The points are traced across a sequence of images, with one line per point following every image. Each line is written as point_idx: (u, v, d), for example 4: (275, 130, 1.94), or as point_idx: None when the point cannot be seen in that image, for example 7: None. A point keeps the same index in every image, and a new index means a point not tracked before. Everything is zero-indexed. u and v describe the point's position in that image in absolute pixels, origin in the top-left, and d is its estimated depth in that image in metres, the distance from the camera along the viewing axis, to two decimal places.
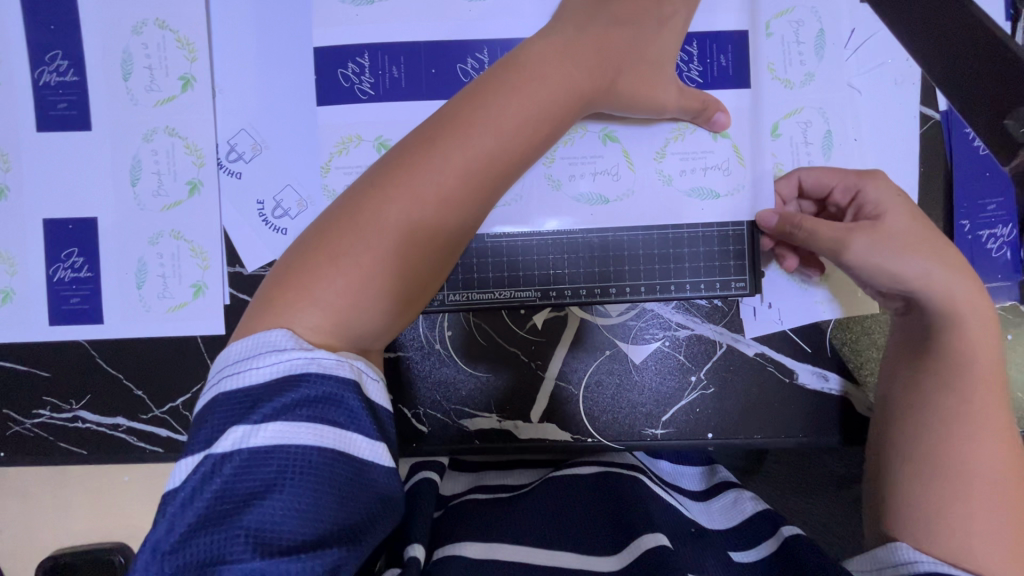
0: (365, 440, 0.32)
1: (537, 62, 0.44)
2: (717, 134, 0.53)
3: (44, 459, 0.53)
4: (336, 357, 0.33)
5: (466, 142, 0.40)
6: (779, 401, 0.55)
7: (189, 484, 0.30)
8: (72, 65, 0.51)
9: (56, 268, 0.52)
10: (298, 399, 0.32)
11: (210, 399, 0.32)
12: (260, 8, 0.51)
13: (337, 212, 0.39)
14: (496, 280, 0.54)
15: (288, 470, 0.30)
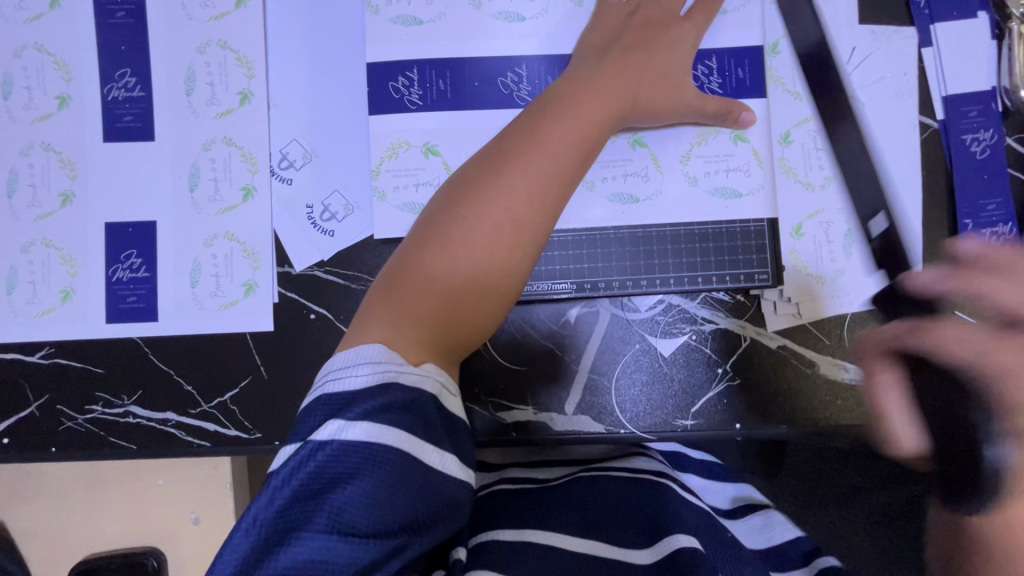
0: (439, 451, 0.36)
1: (580, 97, 0.49)
2: (736, 138, 0.57)
3: (94, 454, 0.55)
4: (420, 372, 0.37)
5: (519, 172, 0.45)
6: (803, 396, 0.58)
7: (287, 465, 0.34)
8: (140, 81, 0.55)
9: (115, 268, 0.55)
10: (385, 404, 0.35)
11: (314, 396, 0.37)
12: (317, 31, 0.56)
13: (419, 236, 0.44)
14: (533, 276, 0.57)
15: (371, 466, 0.34)
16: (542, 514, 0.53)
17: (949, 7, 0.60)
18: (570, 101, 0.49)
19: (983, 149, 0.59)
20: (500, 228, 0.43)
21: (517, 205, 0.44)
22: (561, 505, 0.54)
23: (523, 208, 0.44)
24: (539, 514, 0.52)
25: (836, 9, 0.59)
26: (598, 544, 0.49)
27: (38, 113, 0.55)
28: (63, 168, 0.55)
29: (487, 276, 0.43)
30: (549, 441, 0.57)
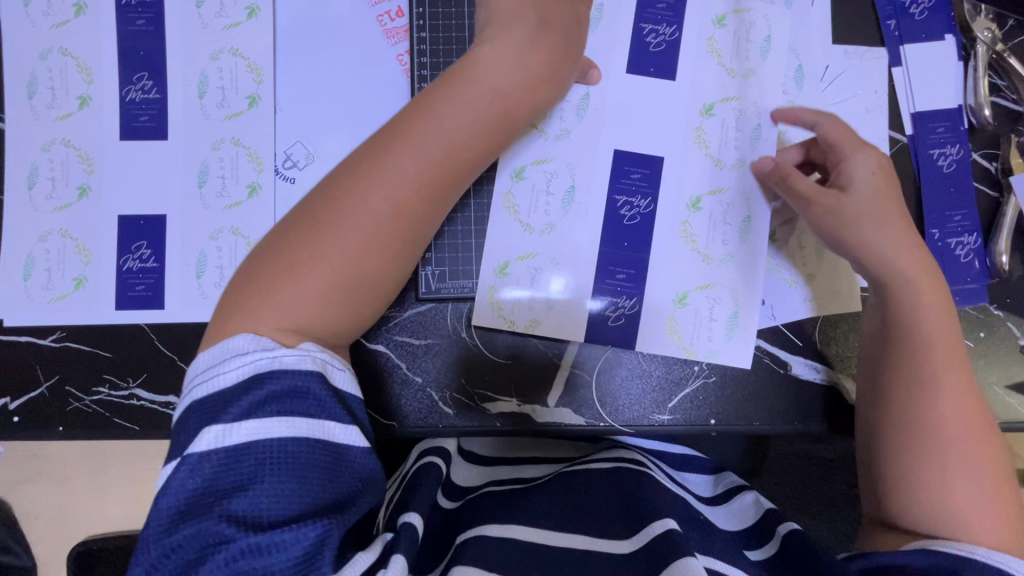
0: (337, 426, 0.41)
1: (468, 84, 0.49)
2: (706, 110, 0.62)
3: (101, 433, 0.57)
4: (296, 354, 0.41)
5: (394, 171, 0.46)
6: (776, 394, 0.60)
7: (179, 477, 0.38)
8: (156, 84, 0.59)
9: (126, 258, 0.58)
10: (266, 395, 0.40)
11: (187, 405, 0.40)
12: (324, 42, 0.61)
13: (297, 223, 0.46)
14: (609, 301, 0.60)
15: (267, 460, 0.39)
16: (526, 508, 0.56)
17: (918, 29, 0.64)
18: (463, 87, 0.49)
19: (949, 164, 0.63)
20: (372, 224, 0.45)
21: (388, 202, 0.46)
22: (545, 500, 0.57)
23: (401, 203, 0.46)
24: (523, 508, 0.56)
25: (811, 31, 0.63)
26: (581, 534, 0.53)
27: (60, 112, 0.59)
28: (81, 164, 0.59)
29: (362, 266, 0.45)
30: (534, 431, 0.59)
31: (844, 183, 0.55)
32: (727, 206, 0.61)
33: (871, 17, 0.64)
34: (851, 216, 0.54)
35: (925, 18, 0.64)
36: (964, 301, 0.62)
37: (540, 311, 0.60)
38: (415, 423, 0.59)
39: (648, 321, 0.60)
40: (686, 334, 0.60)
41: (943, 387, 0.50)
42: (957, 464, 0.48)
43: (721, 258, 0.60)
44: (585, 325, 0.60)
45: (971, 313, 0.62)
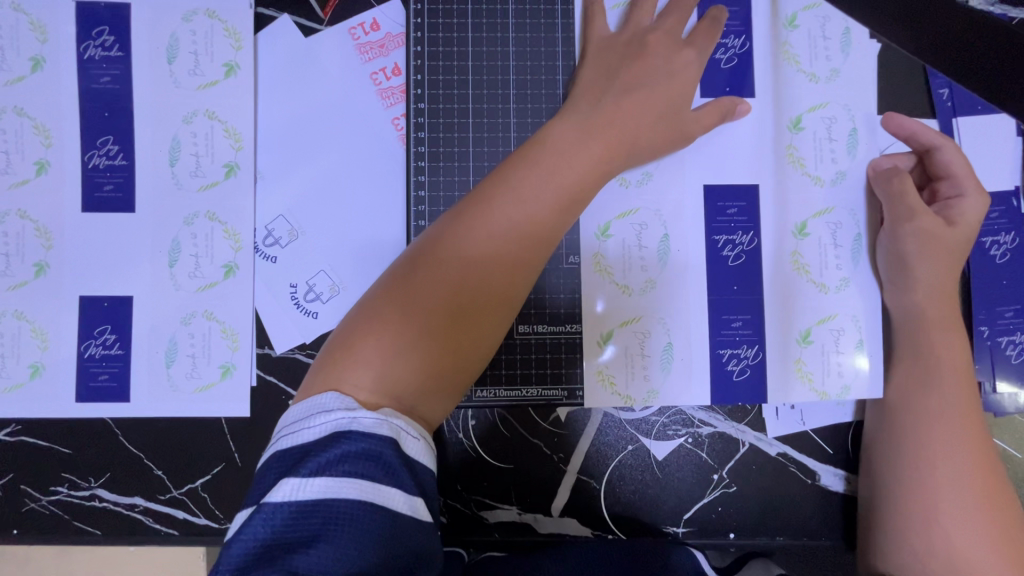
0: (404, 495, 0.33)
1: (572, 136, 0.46)
2: (794, 125, 0.56)
3: (58, 538, 0.52)
4: (377, 416, 0.35)
5: (502, 210, 0.41)
6: (803, 507, 0.55)
7: (239, 534, 0.32)
8: (122, 150, 0.53)
9: (87, 344, 0.53)
10: (341, 455, 0.33)
11: (267, 457, 0.35)
12: (311, 103, 0.54)
13: (393, 274, 0.41)
14: (728, 353, 0.55)
15: (332, 523, 0.31)
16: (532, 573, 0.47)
17: (972, 101, 0.57)
18: (576, 128, 0.47)
19: (1003, 253, 0.57)
20: (474, 272, 0.40)
21: (495, 245, 0.41)
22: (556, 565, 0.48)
23: (508, 249, 0.41)
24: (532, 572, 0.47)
25: (856, 100, 0.56)
26: None
27: (15, 179, 0.53)
28: (38, 238, 0.53)
29: (452, 320, 0.39)
30: (533, 542, 0.54)
31: (952, 218, 0.52)
32: (836, 227, 0.56)
33: (921, 86, 0.57)
34: (919, 251, 0.52)
35: None
36: (1012, 406, 0.56)
37: (631, 346, 0.55)
38: None
39: (774, 372, 0.55)
40: (817, 374, 0.55)
41: (947, 432, 0.47)
42: (953, 515, 0.44)
43: (839, 284, 0.55)
44: (707, 375, 0.55)
45: (1015, 416, 0.57)
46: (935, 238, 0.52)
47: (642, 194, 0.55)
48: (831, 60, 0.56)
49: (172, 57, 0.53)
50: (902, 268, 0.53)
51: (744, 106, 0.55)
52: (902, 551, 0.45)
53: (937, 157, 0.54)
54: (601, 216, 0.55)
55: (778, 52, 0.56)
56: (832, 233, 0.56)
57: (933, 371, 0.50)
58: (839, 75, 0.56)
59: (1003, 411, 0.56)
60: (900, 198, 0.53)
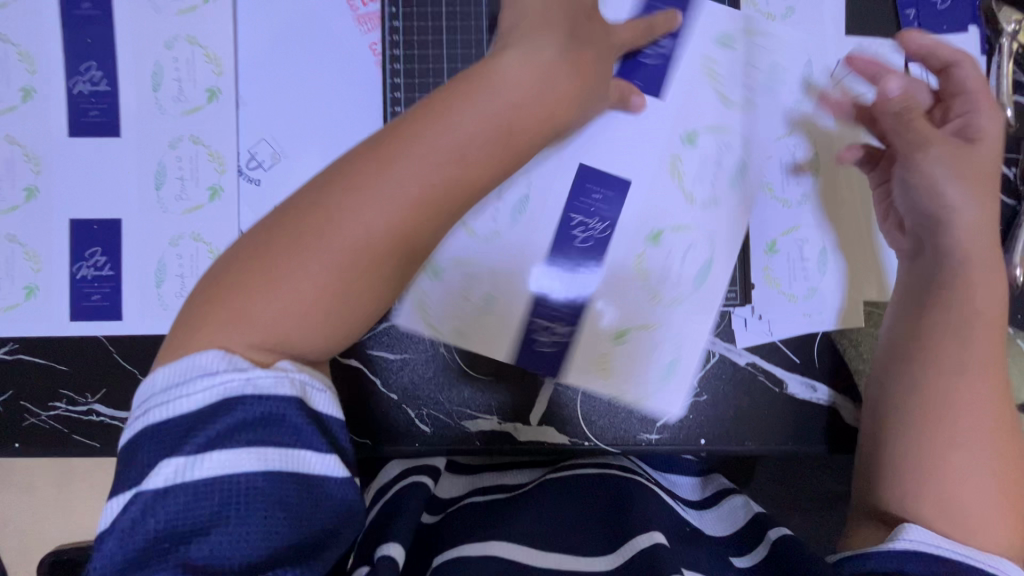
0: (314, 455, 0.36)
1: (450, 128, 0.42)
2: (688, 139, 0.57)
3: (59, 450, 0.55)
4: (273, 374, 0.36)
5: (388, 190, 0.40)
6: (772, 414, 0.57)
7: (126, 519, 0.33)
8: (106, 75, 0.54)
9: (79, 266, 0.55)
10: (234, 425, 0.34)
11: (139, 431, 0.35)
12: (290, 27, 0.55)
13: (279, 230, 0.40)
14: (542, 323, 0.56)
15: (229, 500, 0.34)
16: (507, 521, 0.50)
17: (939, 20, 0.58)
18: (480, 99, 0.43)
19: None
20: (357, 247, 0.39)
21: (385, 222, 0.39)
22: (527, 510, 0.51)
23: (388, 227, 0.40)
24: (506, 522, 0.50)
25: (822, 22, 0.58)
26: (563, 551, 0.47)
27: (3, 105, 0.54)
28: (28, 163, 0.54)
29: (332, 296, 0.39)
30: (513, 451, 0.57)
31: (972, 136, 0.52)
32: (726, 148, 0.57)
33: (888, 6, 0.58)
34: (946, 169, 0.51)
35: (947, 7, 0.58)
36: None
37: (462, 317, 0.56)
38: (395, 443, 0.56)
39: (581, 345, 0.56)
40: (783, 279, 0.58)
41: (977, 388, 0.48)
42: (975, 462, 0.46)
43: (706, 202, 0.57)
44: (515, 352, 0.56)
45: None
46: None
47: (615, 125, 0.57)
48: None
49: None
50: None
51: (639, 99, 0.56)
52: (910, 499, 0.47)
53: None
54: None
55: None
56: (719, 153, 0.57)
57: (963, 322, 0.50)
58: (794, 13, 0.58)
59: None
60: None
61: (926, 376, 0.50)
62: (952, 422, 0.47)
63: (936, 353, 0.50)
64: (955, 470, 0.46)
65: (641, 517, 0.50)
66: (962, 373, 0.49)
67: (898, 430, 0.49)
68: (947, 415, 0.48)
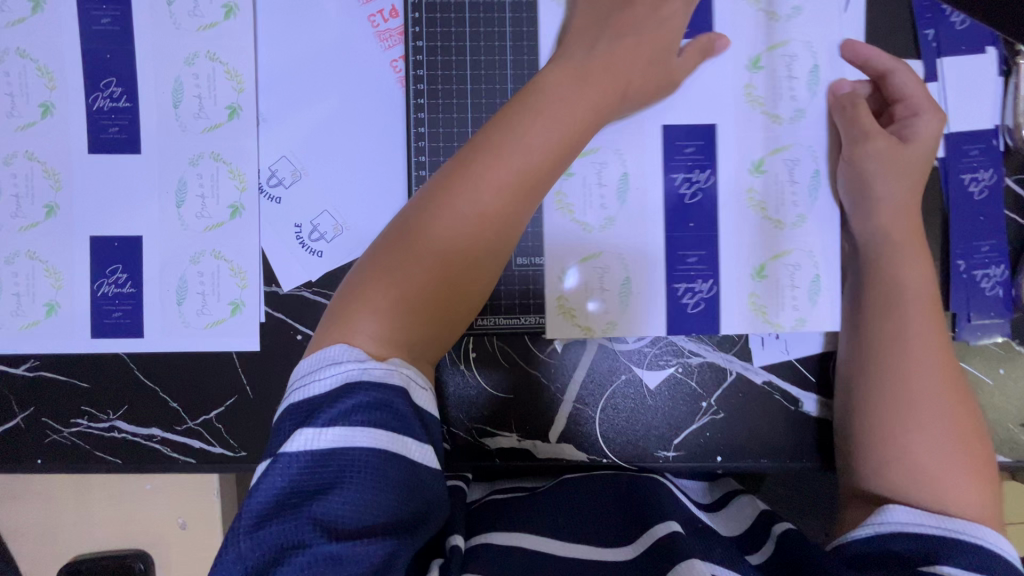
0: (416, 443, 0.37)
1: (527, 118, 0.46)
2: (754, 65, 0.58)
3: (80, 466, 0.55)
4: (386, 366, 0.38)
5: (480, 177, 0.44)
6: (787, 433, 0.58)
7: (263, 482, 0.35)
8: (126, 91, 0.54)
9: (100, 283, 0.55)
10: (353, 404, 0.36)
11: (281, 409, 0.38)
12: (311, 43, 0.55)
13: (392, 233, 0.44)
14: (683, 286, 0.57)
15: (349, 471, 0.35)
16: (530, 517, 0.51)
17: (957, 41, 0.59)
18: (541, 98, 0.47)
19: (981, 190, 0.59)
20: (460, 236, 0.43)
21: (479, 210, 0.43)
22: (547, 509, 0.52)
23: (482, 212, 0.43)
24: (529, 517, 0.51)
25: (843, 42, 0.58)
26: (583, 544, 0.47)
27: (22, 121, 0.54)
28: (47, 180, 0.54)
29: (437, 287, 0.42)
30: (532, 467, 0.57)
31: (906, 136, 0.55)
32: (791, 60, 0.58)
33: (907, 28, 0.59)
34: (879, 166, 0.54)
35: (966, 29, 0.59)
36: (986, 336, 0.59)
37: (593, 282, 0.57)
38: None
39: (728, 301, 0.58)
40: (770, 307, 0.58)
41: (928, 359, 0.50)
42: (927, 427, 0.48)
43: (793, 116, 0.58)
44: (664, 306, 0.57)
45: (990, 346, 0.59)
46: (892, 157, 0.54)
47: (633, 152, 0.58)
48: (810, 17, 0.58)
49: None
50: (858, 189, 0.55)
51: (721, 42, 0.57)
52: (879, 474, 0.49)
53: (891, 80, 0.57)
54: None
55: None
56: (786, 66, 0.58)
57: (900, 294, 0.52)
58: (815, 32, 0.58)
59: (977, 342, 0.59)
60: (852, 126, 0.56)
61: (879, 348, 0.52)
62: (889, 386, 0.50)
63: (883, 325, 0.52)
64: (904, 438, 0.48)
65: (658, 508, 0.50)
66: (906, 347, 0.51)
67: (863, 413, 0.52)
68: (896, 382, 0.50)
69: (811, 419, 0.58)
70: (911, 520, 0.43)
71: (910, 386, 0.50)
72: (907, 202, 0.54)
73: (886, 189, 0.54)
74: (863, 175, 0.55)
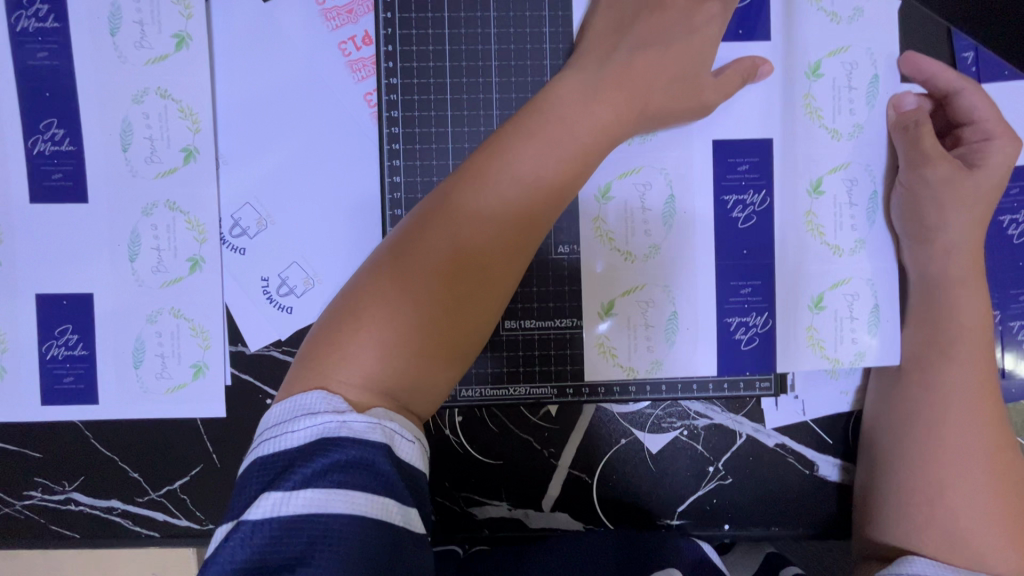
0: (400, 507, 0.31)
1: (528, 137, 0.41)
2: (812, 74, 0.52)
3: (35, 541, 0.51)
4: (368, 419, 0.32)
5: (476, 205, 0.38)
6: (802, 500, 0.53)
7: (217, 554, 0.29)
8: (69, 134, 0.49)
9: (49, 345, 0.50)
10: (329, 464, 0.30)
11: (248, 466, 0.32)
12: (273, 75, 0.49)
13: (370, 271, 0.38)
14: (735, 321, 0.53)
15: (319, 541, 0.29)
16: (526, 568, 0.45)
17: (1000, 65, 0.52)
18: (544, 117, 0.42)
19: (1021, 232, 0.53)
20: (455, 272, 0.37)
21: (475, 241, 0.38)
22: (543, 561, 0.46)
23: (479, 242, 0.38)
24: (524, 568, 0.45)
25: (870, 68, 0.52)
26: None
27: None
28: None
29: (430, 332, 0.36)
30: (523, 538, 0.53)
31: (974, 162, 0.49)
32: (852, 67, 0.52)
33: (944, 50, 0.52)
34: (940, 195, 0.49)
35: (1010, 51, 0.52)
36: (1019, 393, 0.54)
37: (634, 316, 0.52)
38: None
39: (783, 335, 0.53)
40: (828, 341, 0.52)
41: (974, 415, 0.46)
42: (965, 489, 0.44)
43: (852, 131, 0.52)
44: (714, 340, 0.53)
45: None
46: (960, 185, 0.48)
47: (664, 171, 0.52)
48: (834, 40, 0.52)
49: (115, 28, 0.48)
50: (918, 219, 0.50)
51: (767, 65, 0.51)
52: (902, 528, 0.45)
53: (959, 100, 0.50)
54: (601, 176, 0.52)
55: (786, 15, 0.51)
56: (847, 74, 0.52)
57: (949, 340, 0.48)
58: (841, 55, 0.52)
59: (1010, 398, 0.54)
60: (916, 149, 0.50)
61: (921, 401, 0.48)
62: (926, 446, 0.46)
63: (930, 376, 0.48)
64: (941, 501, 0.44)
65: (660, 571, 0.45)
66: (952, 400, 0.47)
67: (890, 462, 0.48)
68: (934, 439, 0.46)
69: (831, 483, 0.53)
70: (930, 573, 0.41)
71: (948, 443, 0.46)
72: (969, 238, 0.48)
73: (954, 223, 0.48)
74: (926, 202, 0.49)
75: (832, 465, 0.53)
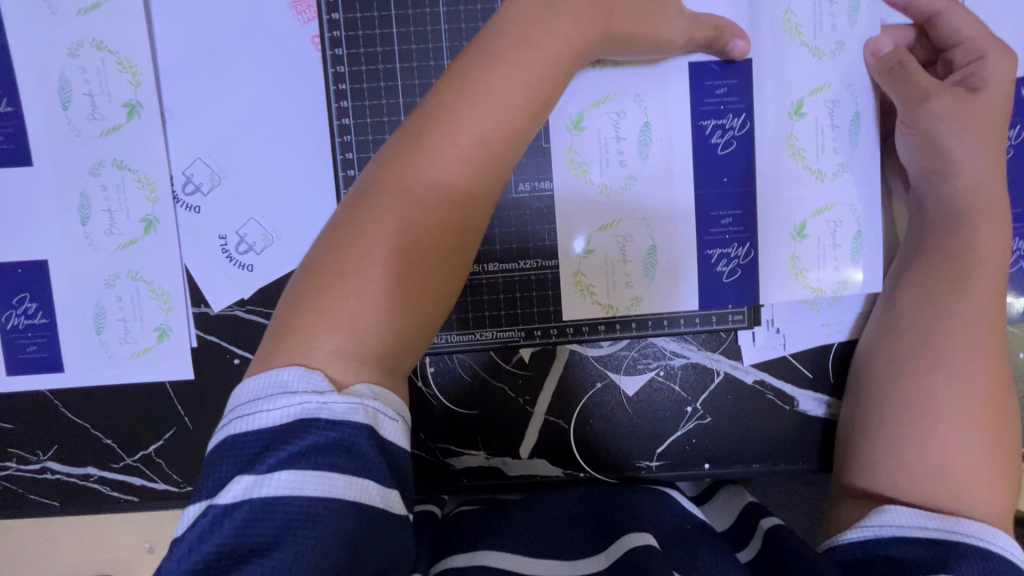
0: (380, 491, 0.30)
1: (491, 68, 0.38)
2: None
3: (16, 511, 0.51)
4: (350, 399, 0.30)
5: (446, 146, 0.36)
6: (781, 437, 0.52)
7: (192, 533, 0.29)
8: (6, 94, 0.47)
9: (8, 315, 0.49)
10: (307, 446, 0.29)
11: (220, 442, 0.31)
12: (213, 21, 0.47)
13: (341, 226, 0.35)
14: (717, 252, 0.51)
15: (294, 525, 0.28)
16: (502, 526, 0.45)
17: None
18: (504, 45, 0.39)
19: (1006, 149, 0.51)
20: (433, 217, 0.36)
21: (450, 183, 0.36)
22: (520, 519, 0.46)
23: (455, 185, 0.36)
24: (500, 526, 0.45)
25: None
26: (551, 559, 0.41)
27: None
28: None
29: (412, 280, 0.35)
30: (502, 487, 0.52)
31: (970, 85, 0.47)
32: None
33: None
34: (933, 108, 0.46)
35: None
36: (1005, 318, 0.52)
37: (614, 253, 0.51)
38: None
39: (766, 266, 0.51)
40: (812, 270, 0.51)
41: (961, 348, 0.44)
42: (949, 421, 0.43)
43: (835, 48, 0.49)
44: (693, 273, 0.51)
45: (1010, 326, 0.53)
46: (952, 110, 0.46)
47: (638, 98, 0.50)
48: None
49: None
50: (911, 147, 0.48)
51: None
52: (880, 460, 0.44)
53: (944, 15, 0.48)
54: (574, 105, 0.50)
55: None
56: None
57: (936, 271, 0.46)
58: None
59: None
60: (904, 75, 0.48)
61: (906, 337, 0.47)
62: (912, 379, 0.45)
63: (923, 312, 0.46)
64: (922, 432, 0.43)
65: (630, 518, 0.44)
66: (941, 333, 0.45)
67: (875, 395, 0.47)
68: (920, 371, 0.45)
69: (812, 418, 0.52)
70: (911, 523, 0.39)
71: (937, 378, 0.44)
72: (954, 158, 0.46)
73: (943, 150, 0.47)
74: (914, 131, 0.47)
75: (812, 401, 0.52)
